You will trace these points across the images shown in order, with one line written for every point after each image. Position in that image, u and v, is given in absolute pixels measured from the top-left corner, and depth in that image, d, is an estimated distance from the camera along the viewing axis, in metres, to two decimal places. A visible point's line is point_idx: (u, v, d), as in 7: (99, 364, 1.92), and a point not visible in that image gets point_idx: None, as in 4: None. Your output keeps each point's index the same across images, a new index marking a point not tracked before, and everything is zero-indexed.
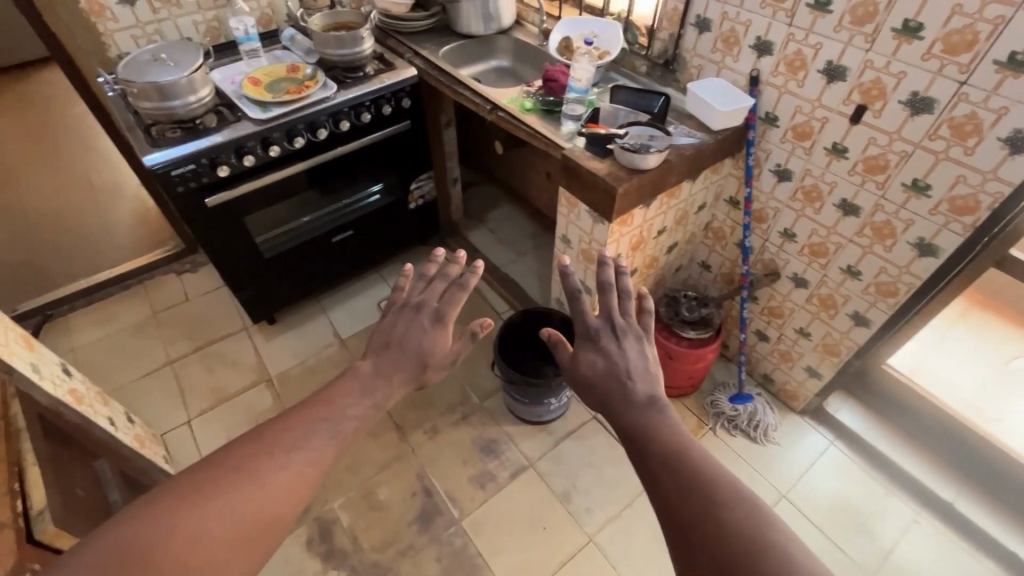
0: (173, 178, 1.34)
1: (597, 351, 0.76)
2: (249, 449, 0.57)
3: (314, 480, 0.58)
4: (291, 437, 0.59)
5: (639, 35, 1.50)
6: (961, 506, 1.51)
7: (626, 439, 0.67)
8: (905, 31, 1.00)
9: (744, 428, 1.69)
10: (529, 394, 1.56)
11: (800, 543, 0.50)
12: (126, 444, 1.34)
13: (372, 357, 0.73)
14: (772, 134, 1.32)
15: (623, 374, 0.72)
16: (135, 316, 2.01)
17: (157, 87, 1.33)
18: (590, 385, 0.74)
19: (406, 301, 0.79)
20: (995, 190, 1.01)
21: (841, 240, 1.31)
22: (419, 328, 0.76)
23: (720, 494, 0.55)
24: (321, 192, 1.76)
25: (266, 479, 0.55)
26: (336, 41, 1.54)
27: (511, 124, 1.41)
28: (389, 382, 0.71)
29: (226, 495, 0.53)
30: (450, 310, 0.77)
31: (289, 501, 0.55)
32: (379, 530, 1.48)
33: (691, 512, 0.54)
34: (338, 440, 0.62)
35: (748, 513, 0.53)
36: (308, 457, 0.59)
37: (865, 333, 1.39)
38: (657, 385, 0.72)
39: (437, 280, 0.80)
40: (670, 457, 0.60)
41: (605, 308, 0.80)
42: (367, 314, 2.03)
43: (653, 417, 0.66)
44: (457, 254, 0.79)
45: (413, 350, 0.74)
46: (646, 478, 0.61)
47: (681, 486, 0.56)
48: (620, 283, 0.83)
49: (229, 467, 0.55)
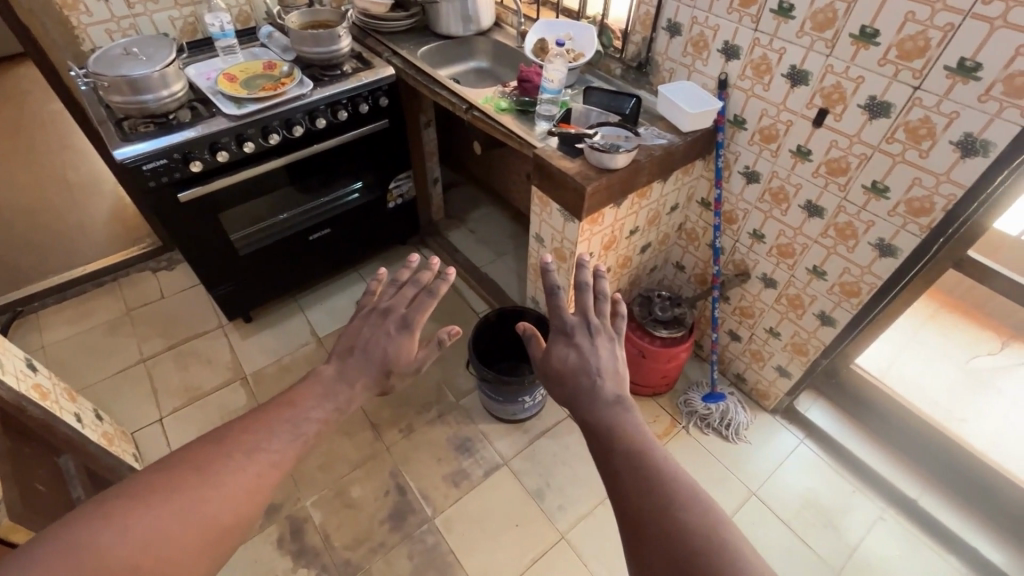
0: (144, 172, 1.33)
1: (570, 346, 0.78)
2: (209, 450, 0.57)
3: (275, 480, 0.59)
4: (252, 439, 0.60)
5: (614, 38, 1.53)
6: (925, 503, 1.54)
7: (590, 435, 0.67)
8: (862, 36, 1.03)
9: (716, 426, 1.71)
10: (503, 392, 1.56)
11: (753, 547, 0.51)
12: (93, 441, 1.33)
13: (336, 360, 0.74)
14: (740, 137, 1.35)
15: (593, 370, 0.74)
16: (108, 313, 1.99)
17: (129, 80, 1.32)
18: (561, 380, 0.75)
19: (374, 306, 0.80)
20: (948, 192, 1.04)
21: (807, 240, 1.34)
22: (386, 334, 0.76)
23: (678, 494, 0.56)
24: (298, 189, 1.76)
25: (225, 480, 0.55)
26: (312, 38, 1.55)
27: (487, 123, 1.42)
28: (352, 387, 0.71)
29: (182, 495, 0.53)
30: (417, 316, 0.77)
31: (250, 503, 0.56)
32: (351, 529, 1.48)
33: (649, 510, 0.55)
34: (301, 443, 0.63)
35: (703, 513, 0.54)
36: (269, 459, 0.59)
37: (831, 332, 1.41)
38: (625, 386, 0.73)
39: (408, 286, 0.81)
40: (632, 455, 0.61)
41: (581, 307, 0.80)
42: (345, 313, 2.03)
43: (618, 416, 0.67)
44: (431, 262, 0.80)
45: (376, 356, 0.74)
46: (607, 475, 0.62)
47: (641, 485, 0.57)
48: (596, 285, 0.84)
49: (186, 468, 0.55)
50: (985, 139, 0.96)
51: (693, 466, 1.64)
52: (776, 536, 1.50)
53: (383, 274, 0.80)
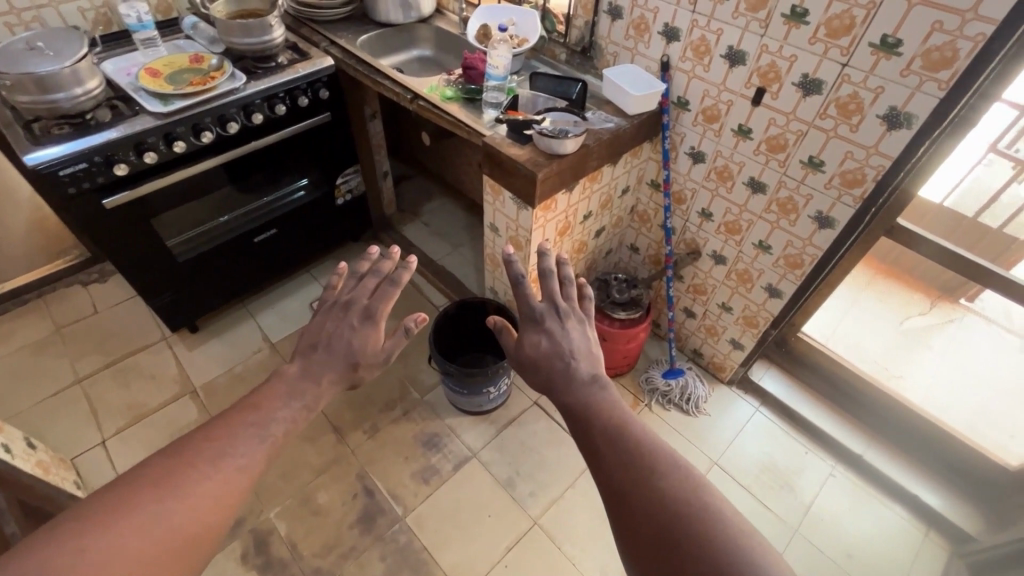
0: (61, 178, 1.23)
1: (542, 333, 0.77)
2: (172, 459, 0.54)
3: (245, 486, 0.56)
4: (217, 446, 0.57)
5: (557, 23, 1.52)
6: (871, 457, 1.64)
7: (570, 418, 0.68)
8: (793, 16, 1.06)
9: (677, 401, 1.77)
10: (466, 385, 1.55)
11: (731, 506, 0.53)
12: (26, 470, 1.23)
13: (300, 358, 0.71)
14: (685, 118, 1.37)
15: (567, 354, 0.74)
16: (34, 333, 1.85)
17: (35, 78, 1.20)
18: (535, 367, 0.75)
19: (336, 300, 0.77)
20: (878, 164, 1.10)
21: (752, 216, 1.38)
22: (349, 327, 0.74)
23: (656, 464, 0.56)
24: (239, 189, 1.67)
25: (191, 489, 0.53)
26: (241, 28, 1.45)
27: (433, 113, 1.39)
28: (318, 384, 0.69)
29: (142, 510, 0.50)
30: (381, 306, 0.74)
31: (219, 512, 0.53)
32: (320, 536, 1.44)
33: (630, 481, 0.55)
34: (269, 445, 0.60)
35: (681, 479, 0.54)
36: (237, 464, 0.57)
37: (778, 304, 1.48)
38: (599, 365, 0.74)
39: (370, 276, 0.77)
40: (611, 432, 0.62)
41: (548, 293, 0.80)
42: (297, 316, 1.96)
43: (595, 394, 0.68)
44: (392, 250, 0.77)
45: (342, 350, 0.72)
46: (589, 454, 0.62)
47: (622, 457, 0.58)
48: (560, 272, 0.84)
49: (148, 481, 0.52)
50: (908, 112, 1.01)
51: None
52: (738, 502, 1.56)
53: (341, 266, 0.77)
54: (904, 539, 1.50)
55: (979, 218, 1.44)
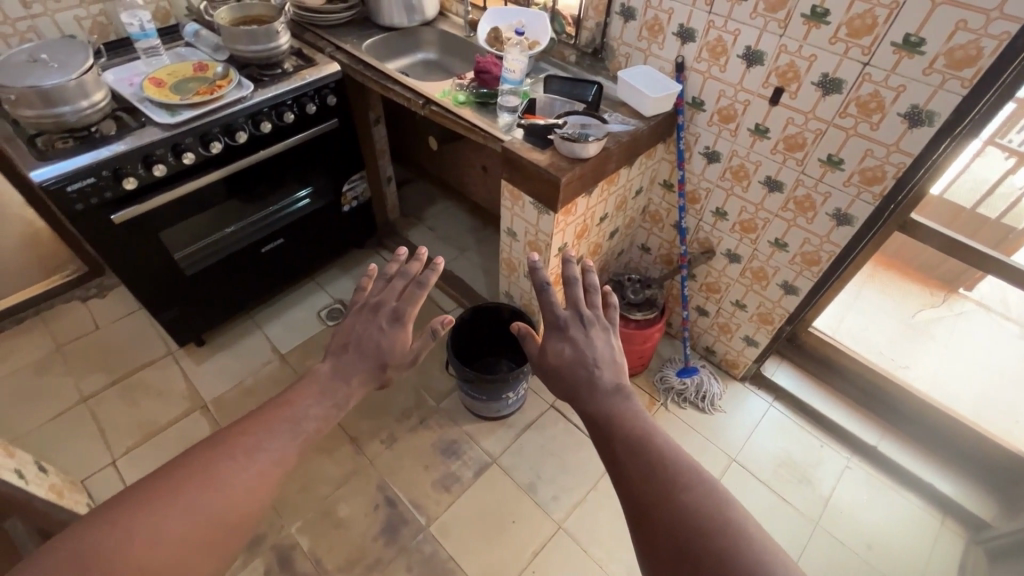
0: (69, 195, 1.19)
1: (565, 340, 0.76)
2: (209, 452, 0.55)
3: (280, 477, 0.56)
4: (254, 437, 0.57)
5: (566, 25, 1.51)
6: (885, 448, 1.66)
7: (593, 427, 0.67)
8: (813, 16, 1.07)
9: (692, 399, 1.78)
10: (486, 391, 1.54)
11: (757, 524, 0.51)
12: (40, 496, 1.19)
13: (331, 357, 0.70)
14: (700, 118, 1.38)
15: (591, 363, 0.73)
16: (34, 352, 1.79)
17: (40, 92, 1.16)
18: (558, 374, 0.74)
19: (365, 301, 0.76)
20: (899, 161, 1.11)
21: (768, 215, 1.39)
22: (377, 328, 0.73)
23: (680, 476, 0.56)
24: (244, 200, 1.63)
25: (229, 479, 0.53)
26: (247, 35, 1.42)
27: (446, 118, 1.38)
28: (348, 382, 0.68)
29: (184, 499, 0.50)
30: (408, 308, 0.73)
31: (255, 501, 0.54)
32: (343, 549, 1.42)
33: (651, 494, 0.55)
34: (301, 442, 0.60)
35: (705, 493, 0.54)
36: (272, 457, 0.57)
37: (794, 300, 1.49)
38: (623, 374, 0.73)
39: (397, 278, 0.76)
40: (635, 443, 0.61)
41: (572, 300, 0.79)
42: (306, 326, 1.93)
43: (619, 405, 0.67)
44: (419, 251, 0.75)
45: (371, 351, 0.71)
46: (612, 463, 0.62)
47: (645, 469, 0.57)
48: (584, 279, 0.83)
49: (188, 471, 0.53)
50: (930, 110, 1.02)
51: (676, 441, 1.70)
52: (758, 497, 1.58)
53: (370, 268, 0.75)
54: (918, 526, 1.53)
55: (976, 209, 1.47)
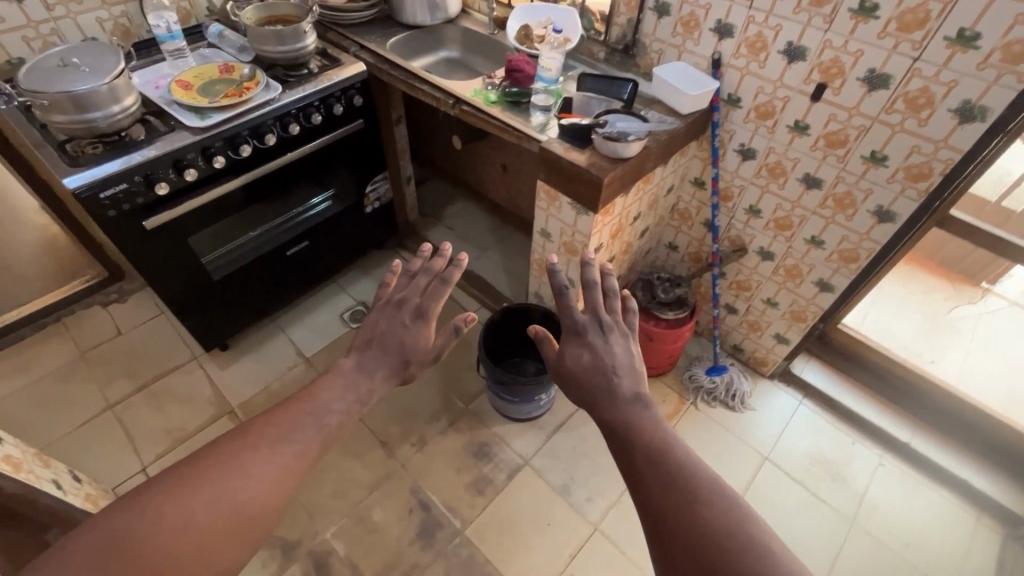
0: (103, 202, 1.17)
1: (583, 346, 0.70)
2: (232, 443, 0.53)
3: (302, 471, 0.55)
4: (278, 429, 0.56)
5: (595, 21, 1.49)
6: (917, 444, 1.66)
7: (608, 435, 0.62)
8: (861, 10, 1.05)
9: (722, 398, 1.77)
10: (517, 393, 1.53)
11: (781, 544, 0.48)
12: (79, 507, 1.18)
13: (356, 353, 0.68)
14: (735, 115, 1.36)
15: (609, 369, 0.67)
16: (58, 359, 1.77)
17: (72, 97, 1.14)
18: (574, 381, 0.68)
19: (388, 298, 0.74)
20: (947, 157, 1.10)
21: (805, 212, 1.38)
22: (401, 324, 0.70)
23: (698, 490, 0.52)
24: (267, 203, 1.62)
25: (252, 470, 0.51)
26: (274, 36, 1.40)
27: (477, 118, 1.36)
28: (371, 377, 0.66)
29: (208, 489, 0.49)
30: (431, 306, 0.71)
31: (275, 494, 0.52)
32: (379, 555, 1.41)
33: (670, 509, 0.51)
34: (323, 435, 0.58)
35: (726, 509, 0.50)
36: (294, 451, 0.55)
37: (829, 298, 1.48)
38: (642, 383, 0.66)
39: (420, 274, 0.75)
40: (653, 453, 0.56)
41: (591, 304, 0.73)
42: (330, 329, 1.91)
43: (638, 414, 0.61)
44: (444, 248, 0.74)
45: (395, 347, 0.69)
46: (627, 474, 0.57)
47: (665, 481, 0.53)
48: (603, 282, 0.77)
49: (210, 461, 0.51)
50: (983, 105, 1.01)
51: (707, 440, 1.69)
52: (790, 492, 1.58)
53: (394, 265, 0.73)
54: (951, 521, 1.53)
55: (1001, 202, 1.46)
